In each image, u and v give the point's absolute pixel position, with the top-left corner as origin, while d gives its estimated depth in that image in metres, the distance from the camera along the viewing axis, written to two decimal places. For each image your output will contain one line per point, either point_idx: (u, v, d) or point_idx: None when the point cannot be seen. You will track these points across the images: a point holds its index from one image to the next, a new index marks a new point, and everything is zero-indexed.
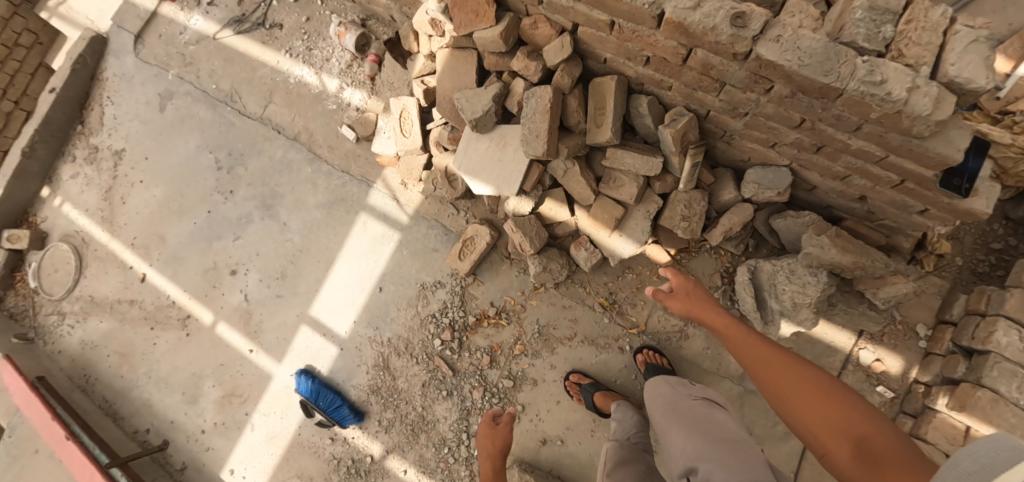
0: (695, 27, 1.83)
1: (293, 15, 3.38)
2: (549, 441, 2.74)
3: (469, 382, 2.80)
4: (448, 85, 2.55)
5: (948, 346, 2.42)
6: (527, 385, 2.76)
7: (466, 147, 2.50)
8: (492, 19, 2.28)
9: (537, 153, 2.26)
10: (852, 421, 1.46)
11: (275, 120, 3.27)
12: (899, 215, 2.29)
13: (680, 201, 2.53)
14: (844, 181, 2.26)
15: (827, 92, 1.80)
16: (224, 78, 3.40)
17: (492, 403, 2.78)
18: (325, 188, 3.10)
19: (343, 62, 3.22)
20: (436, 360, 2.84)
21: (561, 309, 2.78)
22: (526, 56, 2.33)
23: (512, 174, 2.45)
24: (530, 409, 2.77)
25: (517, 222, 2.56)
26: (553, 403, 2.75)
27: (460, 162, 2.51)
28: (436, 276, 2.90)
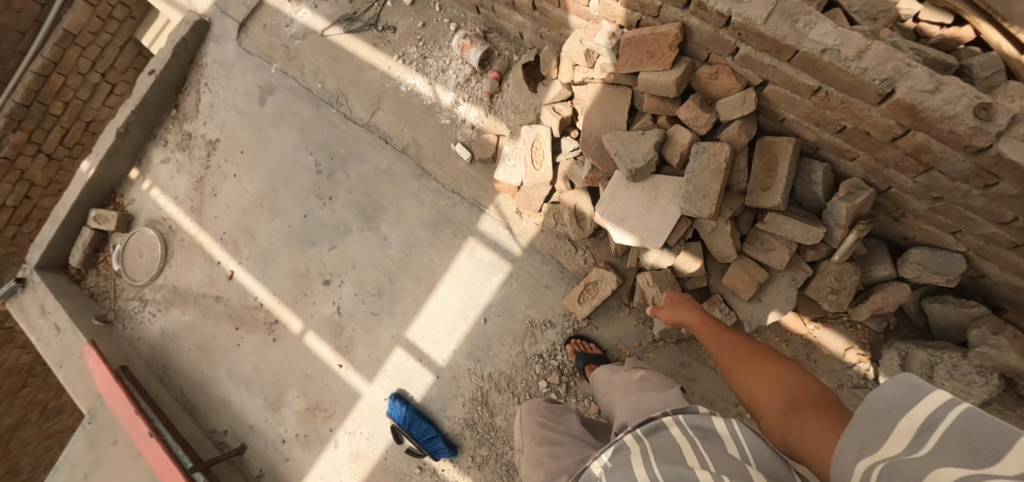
0: (929, 113, 1.68)
1: (408, 19, 3.21)
2: None
3: None
4: (596, 123, 2.42)
5: None
6: None
7: (611, 194, 2.37)
8: (668, 62, 2.13)
9: (702, 214, 2.13)
10: (788, 381, 1.58)
11: (382, 128, 3.11)
12: None
13: (831, 273, 2.36)
14: None
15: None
16: (329, 77, 3.25)
17: None
18: (432, 206, 2.96)
19: (461, 75, 3.04)
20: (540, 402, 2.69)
21: (680, 367, 2.61)
22: (698, 106, 2.16)
23: (657, 226, 2.30)
24: None
25: (655, 275, 2.42)
26: None
27: (603, 208, 2.38)
28: (547, 315, 2.75)
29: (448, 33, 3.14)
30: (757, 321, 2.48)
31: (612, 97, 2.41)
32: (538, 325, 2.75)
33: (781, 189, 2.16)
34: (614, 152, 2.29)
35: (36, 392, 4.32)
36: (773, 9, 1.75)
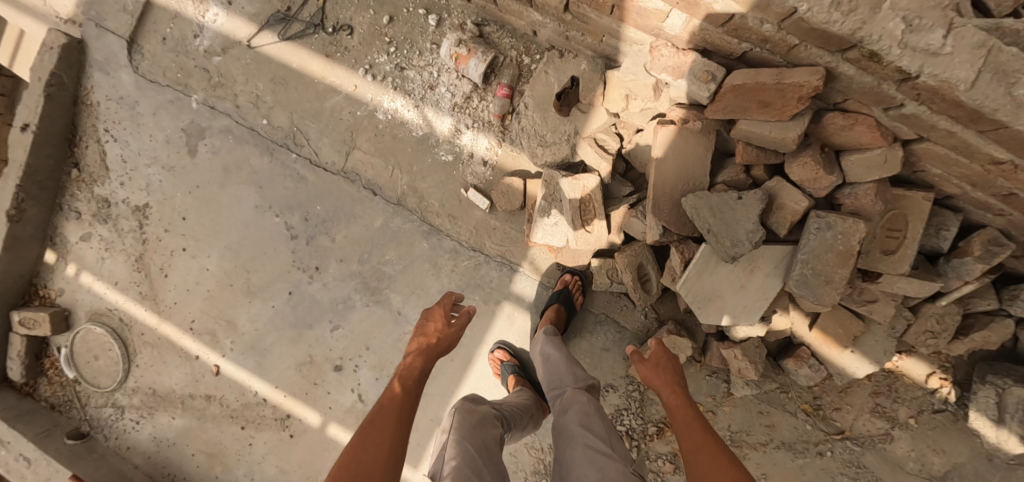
0: None
1: (366, 12, 2.35)
2: None
3: None
4: (672, 178, 1.87)
5: None
6: None
7: (699, 269, 1.91)
8: (788, 114, 1.58)
9: (824, 304, 1.75)
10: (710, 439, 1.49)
11: (365, 174, 2.39)
12: None
13: (933, 316, 2.07)
14: None
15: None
16: (277, 109, 2.43)
17: None
18: (451, 270, 2.39)
19: (459, 93, 2.31)
20: None
21: (758, 414, 2.46)
22: (822, 165, 1.65)
23: (754, 303, 1.94)
24: None
25: (744, 348, 2.11)
26: None
27: (688, 286, 1.93)
28: (606, 379, 2.43)
29: (426, 29, 2.31)
30: (848, 373, 2.23)
31: (689, 141, 1.84)
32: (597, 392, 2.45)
33: (912, 255, 1.79)
34: (705, 227, 1.78)
35: None
36: (983, 67, 1.22)
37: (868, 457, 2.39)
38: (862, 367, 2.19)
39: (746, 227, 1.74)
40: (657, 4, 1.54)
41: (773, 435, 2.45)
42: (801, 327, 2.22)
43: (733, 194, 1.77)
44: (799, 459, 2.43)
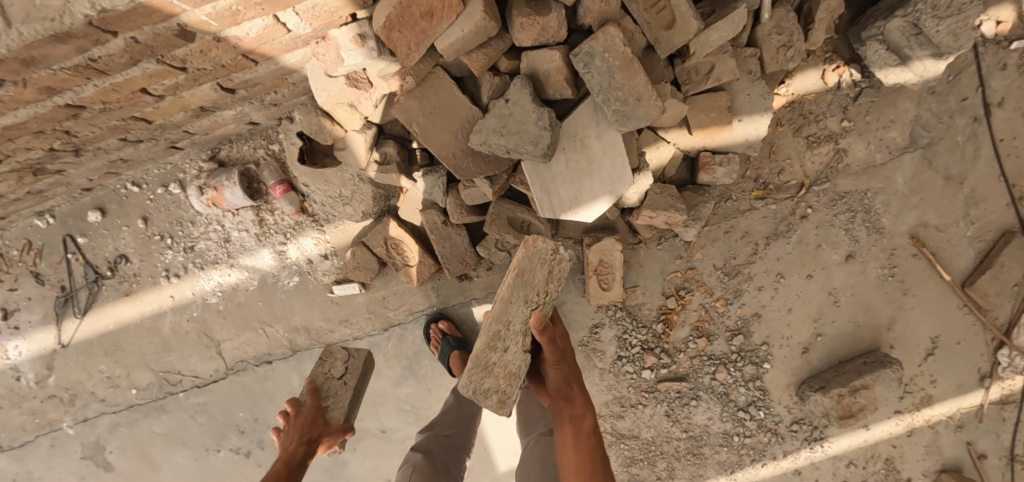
0: None
1: (121, 230, 2.11)
2: (811, 345, 2.39)
3: (705, 373, 2.35)
4: (446, 136, 1.70)
5: None
6: (754, 325, 2.34)
7: (539, 186, 1.72)
8: (455, 4, 1.42)
9: (656, 118, 1.54)
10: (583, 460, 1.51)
11: (249, 353, 2.20)
12: None
13: (770, 32, 1.93)
14: None
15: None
16: (133, 372, 2.20)
17: (738, 367, 2.36)
18: (388, 360, 2.22)
19: (251, 224, 2.11)
20: (663, 385, 2.34)
21: (728, 235, 2.25)
22: (534, 15, 1.48)
23: (620, 166, 1.71)
24: (773, 338, 2.37)
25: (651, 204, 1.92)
26: (785, 312, 2.35)
27: (548, 205, 1.75)
28: (589, 323, 2.28)
29: (165, 197, 2.09)
30: (755, 141, 2.02)
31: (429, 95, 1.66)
32: (588, 342, 2.30)
33: (686, 8, 1.60)
34: (504, 150, 1.61)
35: None
36: None
37: (840, 185, 2.28)
38: (760, 125, 1.99)
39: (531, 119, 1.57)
40: (297, 19, 1.43)
41: (755, 241, 2.27)
42: (681, 139, 2.02)
43: (501, 103, 1.59)
44: (777, 238, 2.27)
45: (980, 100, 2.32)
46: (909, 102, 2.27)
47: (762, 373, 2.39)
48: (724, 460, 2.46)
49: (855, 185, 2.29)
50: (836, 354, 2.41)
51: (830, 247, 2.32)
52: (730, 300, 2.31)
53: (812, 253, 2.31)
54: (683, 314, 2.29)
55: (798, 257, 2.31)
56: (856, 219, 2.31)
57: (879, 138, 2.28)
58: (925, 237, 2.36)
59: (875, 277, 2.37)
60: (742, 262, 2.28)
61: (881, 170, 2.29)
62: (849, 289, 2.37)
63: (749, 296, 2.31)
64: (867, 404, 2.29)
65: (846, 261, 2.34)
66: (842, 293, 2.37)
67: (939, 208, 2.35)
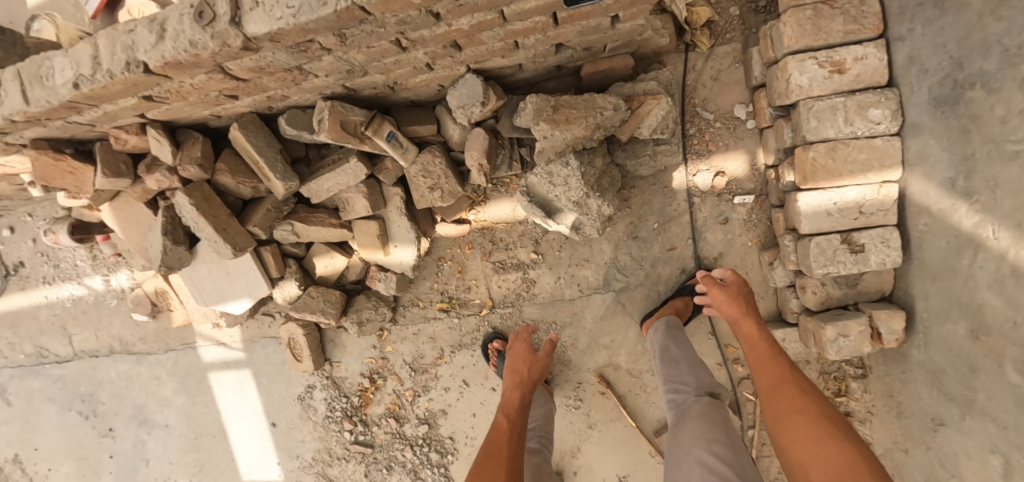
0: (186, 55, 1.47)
1: (25, 246, 3.13)
2: None
3: (396, 448, 2.67)
4: (139, 237, 2.30)
5: (770, 114, 2.01)
6: (441, 419, 2.59)
7: (189, 286, 2.28)
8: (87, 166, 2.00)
9: (231, 253, 2.03)
10: (852, 467, 1.27)
11: (87, 347, 3.10)
12: (606, 35, 1.81)
13: (416, 173, 2.16)
14: (522, 48, 1.81)
15: (349, 18, 1.39)
16: (24, 341, 3.22)
17: (426, 452, 2.64)
18: (168, 374, 2.97)
19: (88, 258, 2.96)
20: (356, 448, 2.72)
21: (416, 336, 2.51)
22: (150, 171, 2.02)
23: (254, 274, 2.23)
24: (459, 436, 2.59)
25: (297, 308, 2.33)
26: (472, 418, 2.56)
27: (203, 299, 2.30)
28: (304, 382, 2.74)
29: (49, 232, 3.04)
30: (408, 263, 2.31)
31: (123, 202, 2.25)
32: (302, 396, 2.76)
33: (272, 172, 2.00)
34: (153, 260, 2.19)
35: None
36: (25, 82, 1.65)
37: (526, 312, 2.39)
38: (409, 252, 2.27)
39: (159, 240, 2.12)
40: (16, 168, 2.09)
41: (441, 347, 2.51)
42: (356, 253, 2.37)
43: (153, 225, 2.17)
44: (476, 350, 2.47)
45: (690, 254, 2.23)
46: (604, 243, 2.28)
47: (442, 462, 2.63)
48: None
49: (542, 314, 2.38)
50: None
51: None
52: (420, 393, 2.59)
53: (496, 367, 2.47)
54: (379, 394, 2.64)
55: (480, 369, 2.50)
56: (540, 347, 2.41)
57: (571, 276, 2.32)
58: (611, 376, 2.36)
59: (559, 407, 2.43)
60: (429, 362, 2.54)
61: (571, 306, 2.34)
62: None
63: (436, 393, 2.56)
64: None
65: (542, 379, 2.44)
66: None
67: (631, 354, 2.34)
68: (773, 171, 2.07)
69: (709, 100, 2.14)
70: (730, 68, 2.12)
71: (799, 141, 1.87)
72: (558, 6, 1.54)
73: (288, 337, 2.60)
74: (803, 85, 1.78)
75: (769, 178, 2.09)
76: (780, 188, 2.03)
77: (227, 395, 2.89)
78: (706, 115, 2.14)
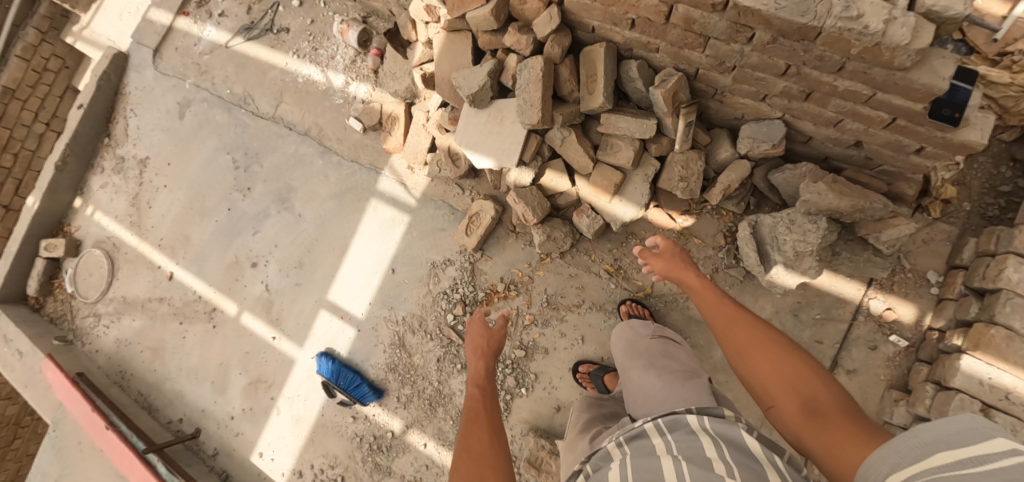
0: None
1: (299, 19, 3.54)
2: (564, 408, 2.77)
3: None
4: (446, 67, 2.69)
5: (959, 289, 2.41)
6: (539, 354, 2.84)
7: (461, 121, 2.61)
8: None
9: (533, 122, 2.36)
10: (800, 374, 1.46)
11: (286, 118, 3.42)
12: (896, 157, 2.30)
13: (677, 162, 2.56)
14: (837, 127, 2.29)
15: (803, 33, 1.86)
16: (237, 83, 3.57)
17: (506, 373, 2.86)
18: (336, 178, 3.25)
19: (348, 58, 3.36)
20: (448, 333, 2.93)
21: (569, 278, 2.83)
22: (518, 31, 2.43)
23: (515, 147, 2.54)
24: (543, 378, 2.82)
25: (519, 193, 2.64)
26: (565, 370, 2.80)
27: (462, 138, 2.61)
28: (446, 255, 2.99)
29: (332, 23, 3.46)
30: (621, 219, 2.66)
31: (459, 38, 2.66)
32: (437, 266, 2.99)
33: (603, 89, 2.39)
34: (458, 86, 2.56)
35: (27, 443, 4.60)
36: None
37: (670, 316, 2.72)
38: (630, 211, 2.64)
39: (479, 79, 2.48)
40: None
41: (583, 300, 2.80)
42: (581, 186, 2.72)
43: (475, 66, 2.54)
44: (611, 319, 2.76)
45: (829, 355, 2.57)
46: (766, 302, 2.64)
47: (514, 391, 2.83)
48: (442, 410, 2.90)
49: (681, 325, 2.71)
50: None
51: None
52: (537, 324, 2.85)
53: None
54: (503, 303, 2.89)
55: (600, 337, 2.77)
56: None
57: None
58: None
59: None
60: (564, 304, 2.82)
61: (709, 335, 2.67)
62: None
63: (551, 331, 2.82)
64: (554, 469, 2.61)
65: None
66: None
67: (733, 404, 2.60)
68: (936, 333, 2.44)
69: (914, 256, 2.55)
70: (940, 242, 2.55)
71: (983, 319, 2.25)
72: (916, 115, 2.00)
73: (471, 211, 2.90)
74: (1017, 281, 2.19)
75: (929, 337, 2.46)
76: (939, 347, 2.39)
77: (370, 224, 3.14)
78: (905, 263, 2.55)
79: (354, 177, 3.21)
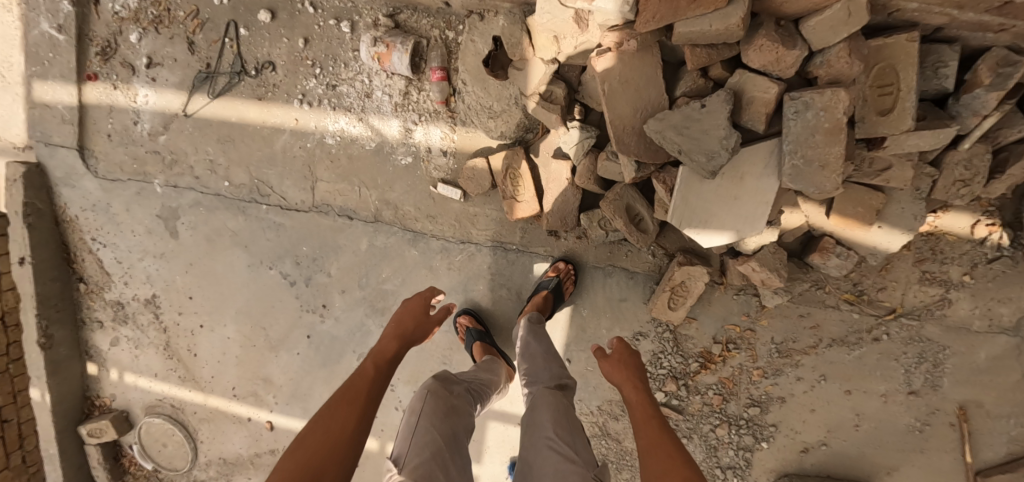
0: None
1: (281, 43, 2.27)
2: (812, 448, 2.44)
3: (707, 422, 2.46)
4: (625, 109, 1.72)
5: None
6: (775, 405, 2.41)
7: (678, 194, 1.76)
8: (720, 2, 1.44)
9: (826, 191, 1.56)
10: None
11: (336, 203, 2.34)
12: None
13: (959, 162, 1.79)
14: None
15: None
16: (232, 167, 2.40)
17: (740, 433, 2.46)
18: (447, 269, 2.33)
19: (395, 91, 2.21)
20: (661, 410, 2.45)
21: (799, 319, 2.30)
22: (780, 42, 1.47)
23: (763, 215, 1.74)
24: (782, 426, 2.44)
25: (761, 258, 1.93)
26: (807, 412, 2.40)
27: (678, 216, 1.79)
28: (634, 329, 2.33)
29: (343, 40, 2.21)
30: (882, 250, 1.97)
31: (642, 55, 1.67)
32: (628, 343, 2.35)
33: (911, 106, 1.59)
34: (674, 147, 1.64)
35: None
36: None
37: (926, 329, 2.22)
38: (895, 240, 1.92)
39: (717, 134, 1.60)
40: None
41: (821, 338, 2.31)
42: (817, 216, 1.95)
43: (697, 107, 1.62)
44: (855, 351, 2.30)
45: None
46: None
47: (749, 442, 2.47)
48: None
49: (939, 336, 2.23)
50: (833, 469, 2.43)
51: (883, 377, 2.31)
52: (767, 375, 2.38)
53: (864, 374, 2.32)
54: (721, 367, 2.40)
55: (845, 369, 2.33)
56: (919, 365, 2.26)
57: (990, 310, 2.15)
58: (974, 415, 2.26)
59: (902, 424, 2.33)
60: (799, 348, 2.34)
61: (980, 337, 2.19)
62: (877, 419, 2.35)
63: (786, 379, 2.37)
64: None
65: (902, 396, 2.30)
66: (866, 421, 2.37)
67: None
68: None
69: None
70: None
71: None
72: None
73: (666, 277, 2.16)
74: None
75: None
76: None
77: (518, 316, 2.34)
78: None
79: (472, 264, 2.31)
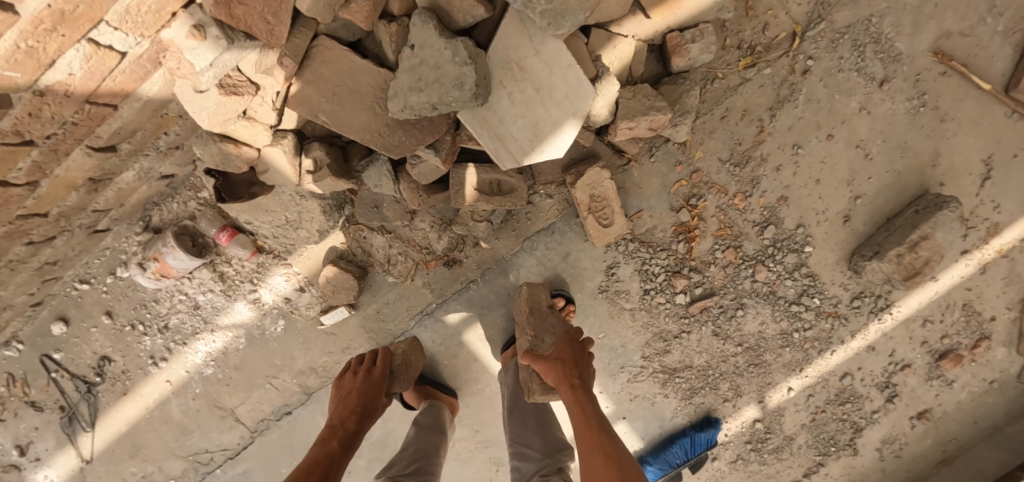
0: None
1: (88, 335, 1.95)
2: (852, 210, 2.12)
3: (744, 278, 2.12)
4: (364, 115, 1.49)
5: None
6: (784, 208, 2.08)
7: (485, 134, 1.51)
8: None
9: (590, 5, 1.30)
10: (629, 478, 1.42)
11: (268, 412, 2.07)
12: None
13: None
14: None
15: None
16: (162, 466, 2.11)
17: (776, 262, 2.13)
18: None
19: (211, 281, 1.90)
20: (696, 306, 2.12)
21: (726, 123, 1.97)
22: None
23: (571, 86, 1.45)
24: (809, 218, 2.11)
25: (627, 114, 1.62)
26: (813, 183, 2.08)
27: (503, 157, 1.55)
28: (605, 269, 2.04)
29: (130, 283, 1.90)
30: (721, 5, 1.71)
31: (325, 56, 1.44)
32: None
33: None
34: (429, 105, 1.38)
35: None
36: None
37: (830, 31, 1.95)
38: None
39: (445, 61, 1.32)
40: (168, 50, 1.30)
41: (761, 119, 1.99)
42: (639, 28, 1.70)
43: (407, 53, 1.34)
44: (801, 102, 1.99)
45: None
46: None
47: (786, 258, 2.13)
48: (790, 360, 2.28)
49: (846, 24, 1.96)
50: (883, 212, 2.14)
51: (838, 101, 2.00)
52: (749, 192, 2.05)
53: (827, 113, 2.02)
54: (703, 225, 2.05)
55: (811, 120, 2.01)
56: (862, 58, 1.98)
57: None
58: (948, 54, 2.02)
59: (900, 119, 2.05)
60: (751, 146, 2.00)
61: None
62: (878, 137, 2.07)
63: (771, 182, 2.05)
64: (932, 256, 2.04)
65: (863, 112, 2.04)
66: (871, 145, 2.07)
67: (959, 10, 2.01)
68: None
69: None
70: None
71: None
72: None
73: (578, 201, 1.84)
74: None
75: None
76: None
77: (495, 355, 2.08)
78: None
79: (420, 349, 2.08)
